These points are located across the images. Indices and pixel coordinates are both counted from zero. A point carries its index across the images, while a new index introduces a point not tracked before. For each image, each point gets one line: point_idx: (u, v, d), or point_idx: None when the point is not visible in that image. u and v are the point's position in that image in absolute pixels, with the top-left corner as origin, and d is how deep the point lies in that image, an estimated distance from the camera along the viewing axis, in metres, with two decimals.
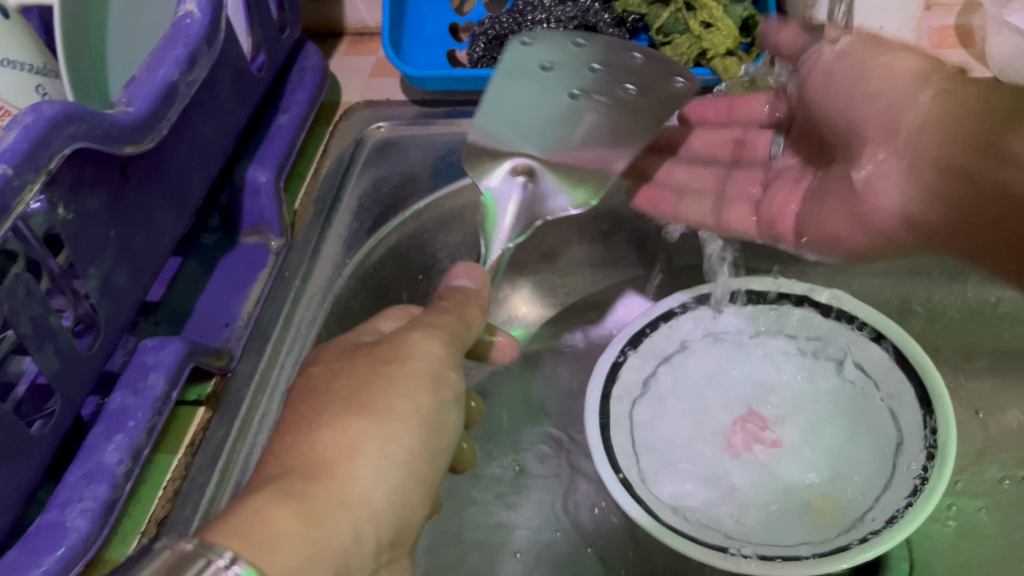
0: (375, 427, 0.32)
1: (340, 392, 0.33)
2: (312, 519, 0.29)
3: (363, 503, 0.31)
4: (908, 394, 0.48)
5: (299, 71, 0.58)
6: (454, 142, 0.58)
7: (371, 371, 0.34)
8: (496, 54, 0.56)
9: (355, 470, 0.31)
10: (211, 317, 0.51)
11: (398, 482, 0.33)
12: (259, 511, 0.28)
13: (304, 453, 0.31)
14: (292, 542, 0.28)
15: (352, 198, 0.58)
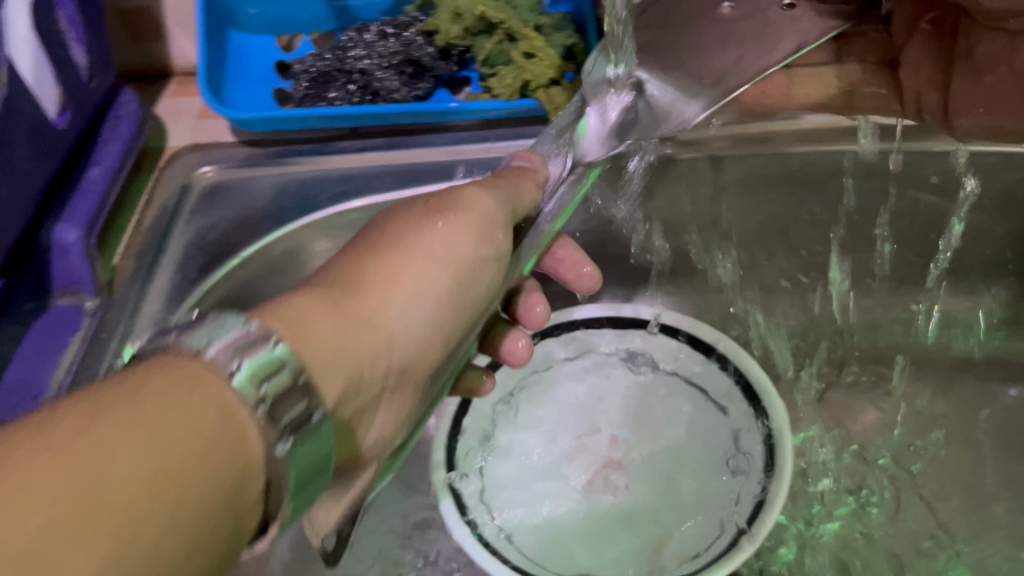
0: (422, 269, 0.31)
1: (398, 234, 0.32)
2: (343, 332, 0.27)
3: (386, 333, 0.29)
4: (749, 423, 0.46)
5: (114, 119, 0.54)
6: (287, 183, 0.57)
7: (424, 215, 0.33)
8: (321, 92, 0.54)
9: (386, 300, 0.30)
10: (16, 387, 0.44)
11: (425, 324, 0.31)
12: (297, 310, 0.27)
13: (353, 278, 0.30)
14: (316, 346, 0.26)
15: (176, 248, 0.53)
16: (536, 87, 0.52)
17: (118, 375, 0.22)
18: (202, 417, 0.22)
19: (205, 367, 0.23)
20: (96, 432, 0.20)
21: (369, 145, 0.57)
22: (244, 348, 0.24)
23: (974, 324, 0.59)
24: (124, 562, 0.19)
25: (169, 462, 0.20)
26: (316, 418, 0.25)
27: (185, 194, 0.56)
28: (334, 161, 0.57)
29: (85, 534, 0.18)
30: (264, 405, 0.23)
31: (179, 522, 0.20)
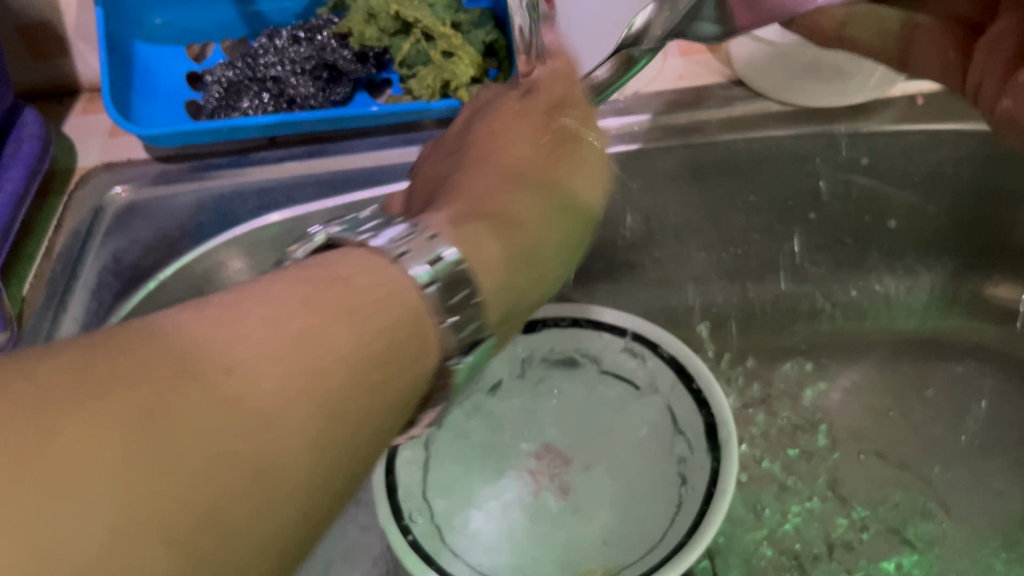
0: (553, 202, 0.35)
1: (534, 169, 0.36)
2: (501, 244, 0.31)
3: (539, 253, 0.33)
4: (700, 440, 0.44)
5: (15, 141, 0.51)
6: (204, 200, 0.54)
7: (529, 138, 0.37)
8: (233, 102, 0.52)
9: (535, 217, 0.34)
10: None
11: (563, 246, 0.35)
12: (459, 221, 0.30)
13: (492, 193, 0.34)
14: (484, 263, 0.30)
15: (91, 273, 0.51)
16: (456, 87, 0.51)
17: (307, 262, 0.25)
18: (385, 294, 0.24)
19: (381, 258, 0.26)
20: (309, 311, 0.22)
21: (289, 154, 0.55)
22: (416, 257, 0.26)
23: (914, 304, 0.60)
24: (319, 460, 0.21)
25: (363, 360, 0.22)
26: (483, 338, 0.28)
27: (98, 217, 0.53)
28: (252, 173, 0.54)
29: (303, 403, 0.21)
30: (435, 286, 0.25)
31: (372, 395, 0.23)
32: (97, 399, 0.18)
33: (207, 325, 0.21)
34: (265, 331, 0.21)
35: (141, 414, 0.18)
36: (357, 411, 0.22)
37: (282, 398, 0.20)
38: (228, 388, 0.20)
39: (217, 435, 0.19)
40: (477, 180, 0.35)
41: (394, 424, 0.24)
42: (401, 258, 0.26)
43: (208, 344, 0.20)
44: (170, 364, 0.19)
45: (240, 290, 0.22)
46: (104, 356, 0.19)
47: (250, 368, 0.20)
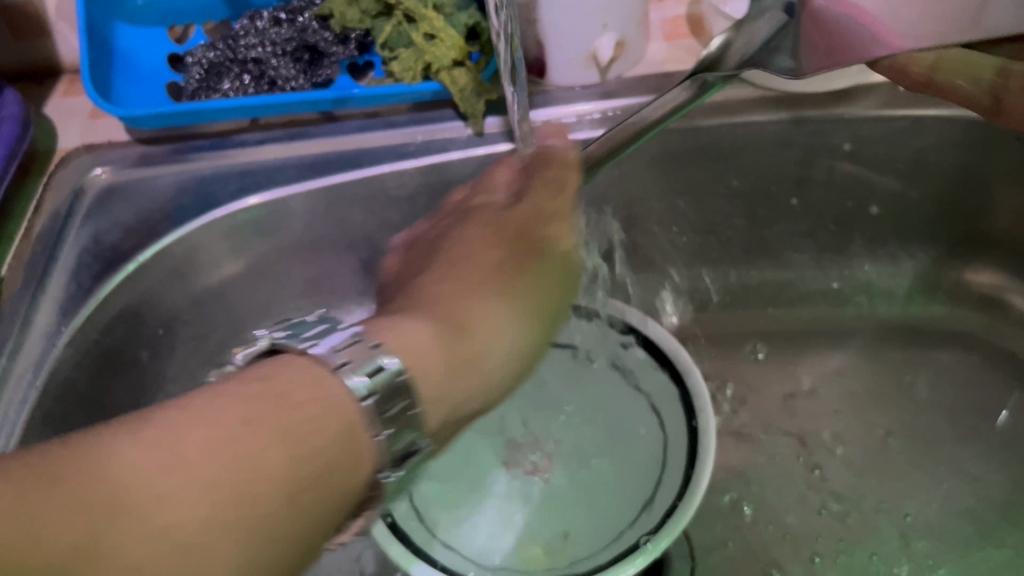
0: (505, 308, 0.33)
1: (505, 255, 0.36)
2: (454, 364, 0.30)
3: (486, 367, 0.31)
4: (677, 419, 0.45)
5: None
6: (185, 183, 0.54)
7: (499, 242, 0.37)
8: (214, 84, 0.52)
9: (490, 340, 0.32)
10: None
11: (515, 345, 0.33)
12: (420, 329, 0.30)
13: (454, 306, 0.32)
14: (432, 373, 0.29)
15: (70, 256, 0.50)
16: (438, 69, 0.51)
17: (256, 369, 0.26)
18: (333, 418, 0.26)
19: (323, 366, 0.27)
20: (248, 432, 0.24)
21: (270, 137, 0.54)
22: (361, 360, 0.27)
23: (896, 290, 0.60)
24: (257, 551, 0.23)
25: (299, 477, 0.24)
26: (419, 448, 0.28)
27: (79, 198, 0.53)
28: (233, 155, 0.54)
29: (231, 531, 0.23)
30: (373, 398, 0.26)
31: (300, 513, 0.24)
32: (53, 521, 0.21)
33: (154, 447, 0.23)
34: (207, 452, 0.23)
35: (75, 540, 0.21)
36: (291, 526, 0.24)
37: (211, 522, 0.23)
38: (159, 519, 0.22)
39: (153, 540, 0.22)
40: (434, 300, 0.33)
41: (325, 533, 0.26)
42: (342, 368, 0.27)
43: (160, 478, 0.22)
44: (101, 490, 0.22)
45: (184, 406, 0.24)
46: (47, 481, 0.21)
47: (187, 497, 0.22)
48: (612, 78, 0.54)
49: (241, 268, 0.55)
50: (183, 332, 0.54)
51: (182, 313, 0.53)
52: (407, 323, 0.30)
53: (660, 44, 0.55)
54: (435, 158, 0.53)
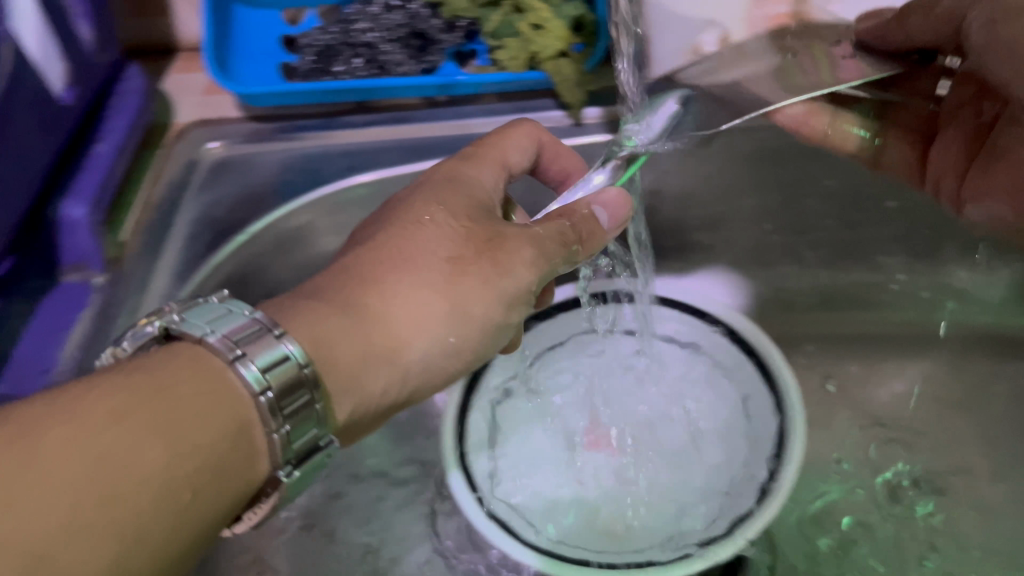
0: (438, 303, 0.34)
1: (451, 256, 0.35)
2: (357, 363, 0.32)
3: (404, 365, 0.34)
4: (766, 424, 0.46)
5: (119, 94, 0.54)
6: (293, 159, 0.56)
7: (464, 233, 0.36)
8: (327, 65, 0.54)
9: (409, 341, 0.34)
10: (30, 362, 0.45)
11: (450, 348, 0.35)
12: (331, 326, 0.31)
13: (380, 303, 0.33)
14: (335, 368, 0.31)
15: (184, 225, 0.53)
16: (544, 59, 0.52)
17: (154, 356, 0.27)
18: (220, 425, 0.26)
19: (218, 358, 0.28)
20: (126, 428, 0.24)
21: (375, 120, 0.56)
22: (257, 352, 0.28)
23: (990, 298, 0.59)
24: (127, 553, 0.23)
25: (174, 480, 0.25)
26: (325, 443, 0.30)
27: (193, 170, 0.56)
28: (339, 135, 0.56)
29: (90, 535, 0.23)
30: (268, 395, 0.27)
31: (177, 513, 0.25)
32: None
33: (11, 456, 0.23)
34: (65, 456, 0.23)
35: None
36: (165, 526, 0.24)
37: (72, 524, 0.22)
38: (11, 523, 0.22)
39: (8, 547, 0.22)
40: (354, 285, 0.34)
41: (196, 540, 0.26)
42: (236, 360, 0.27)
43: (12, 479, 0.22)
44: None
45: (60, 406, 0.25)
46: None
47: (34, 500, 0.22)
48: None
49: None
50: None
51: None
52: (304, 306, 0.32)
53: None
54: None
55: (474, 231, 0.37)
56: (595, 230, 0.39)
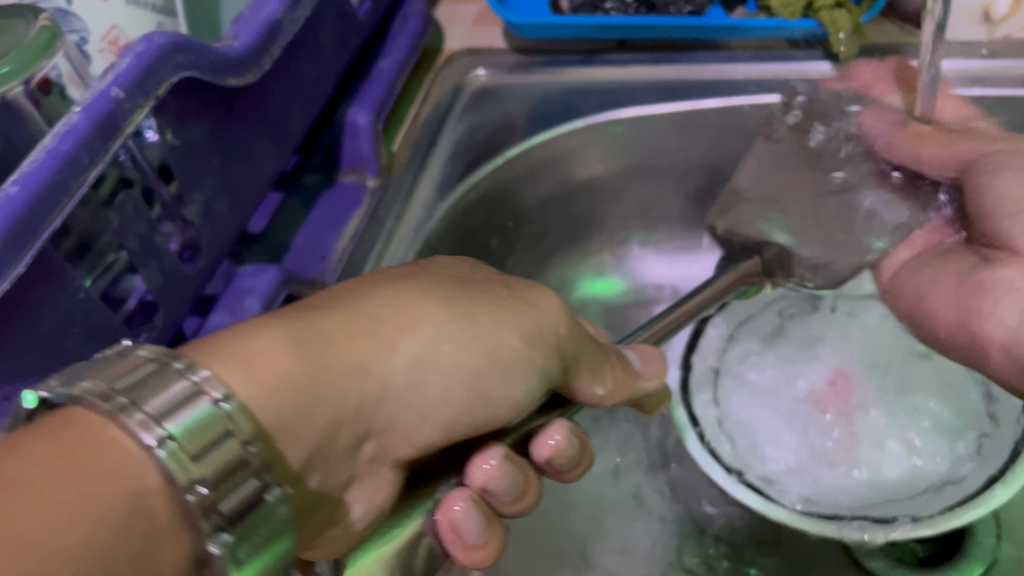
0: (439, 319, 0.33)
1: (431, 290, 0.35)
2: (306, 381, 0.29)
3: (372, 384, 0.32)
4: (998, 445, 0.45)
5: (403, 17, 0.58)
6: (553, 91, 0.58)
7: (467, 300, 0.35)
8: (599, 1, 0.56)
9: (388, 363, 0.32)
10: (308, 249, 0.49)
11: (415, 384, 0.33)
12: (274, 350, 0.29)
13: (346, 334, 0.31)
14: (274, 393, 0.29)
15: (448, 143, 0.57)
16: (820, 7, 0.51)
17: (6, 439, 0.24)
18: (108, 505, 0.23)
19: (96, 413, 0.24)
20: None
21: (636, 59, 0.58)
22: (153, 396, 0.24)
23: None
24: None
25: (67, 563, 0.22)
26: (267, 498, 0.26)
27: (458, 94, 0.59)
28: (600, 72, 0.58)
29: None
30: (170, 452, 0.24)
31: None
32: None
33: None
34: None
35: None
36: None
37: None
38: None
39: None
40: (339, 312, 0.32)
41: None
42: (119, 412, 0.24)
43: None
44: None
45: None
46: None
47: None
48: (999, 37, 0.52)
49: (588, 176, 0.59)
50: (528, 228, 0.59)
51: (530, 211, 0.59)
52: (267, 328, 0.30)
53: None
54: (794, 96, 0.54)
55: (461, 287, 0.36)
56: (625, 365, 0.40)
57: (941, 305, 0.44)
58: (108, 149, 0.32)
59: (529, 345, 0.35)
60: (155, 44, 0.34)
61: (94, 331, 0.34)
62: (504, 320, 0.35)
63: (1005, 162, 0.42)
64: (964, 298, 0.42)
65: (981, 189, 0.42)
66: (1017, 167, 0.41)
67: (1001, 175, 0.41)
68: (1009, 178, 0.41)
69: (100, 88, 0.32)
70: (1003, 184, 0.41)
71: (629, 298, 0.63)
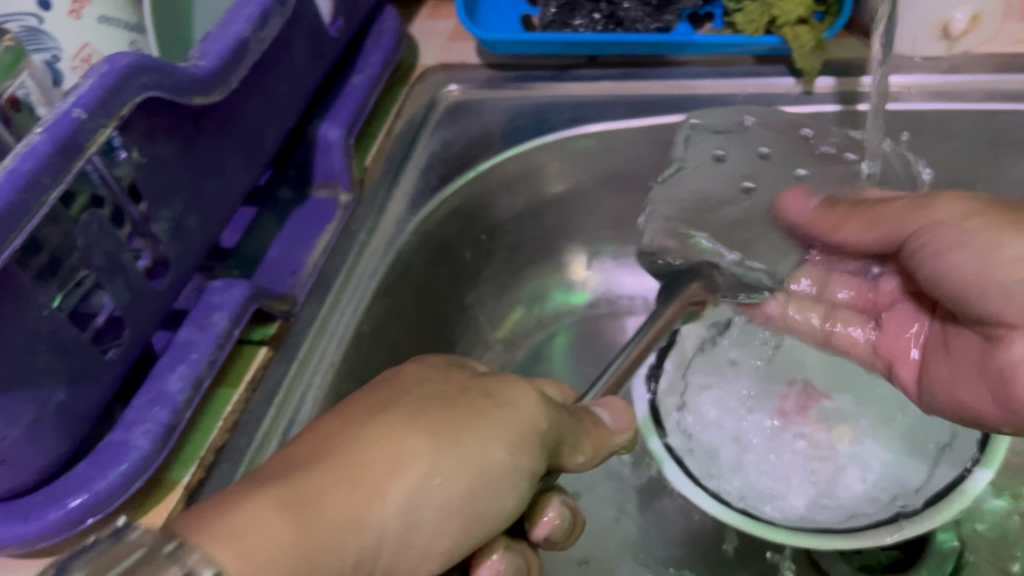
0: (429, 450, 0.30)
1: (409, 415, 0.31)
2: (298, 536, 0.26)
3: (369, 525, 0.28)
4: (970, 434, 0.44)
5: (377, 33, 0.59)
6: (524, 107, 0.59)
7: (447, 415, 0.32)
8: (568, 18, 0.57)
9: (381, 502, 0.29)
10: (280, 264, 0.50)
11: (412, 519, 0.29)
12: (257, 515, 0.26)
13: (330, 479, 0.28)
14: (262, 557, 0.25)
15: (421, 157, 0.57)
16: (782, 24, 0.52)
17: None
18: None
19: None
20: None
21: (605, 75, 0.59)
22: None
23: None
24: None
25: None
26: None
27: (432, 109, 0.60)
28: (570, 87, 0.59)
29: None
30: None
31: None
32: None
33: None
34: None
35: None
36: None
37: None
38: None
39: None
40: (322, 466, 0.29)
41: None
42: None
43: None
44: None
45: None
46: None
47: None
48: (959, 53, 0.53)
49: (560, 189, 0.60)
50: (502, 241, 0.60)
51: (503, 224, 0.59)
52: (252, 499, 0.26)
53: None
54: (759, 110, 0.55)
55: (442, 398, 0.33)
56: (599, 424, 0.37)
57: (983, 403, 0.39)
58: (70, 168, 0.32)
59: (517, 454, 0.32)
60: (118, 65, 0.34)
61: (62, 347, 0.35)
62: (490, 430, 0.32)
63: (948, 237, 0.38)
64: (996, 391, 0.38)
65: (939, 270, 0.39)
66: (963, 244, 0.37)
67: (945, 259, 0.38)
68: (965, 258, 0.37)
69: (62, 110, 0.33)
70: (956, 267, 0.38)
71: (602, 310, 0.64)
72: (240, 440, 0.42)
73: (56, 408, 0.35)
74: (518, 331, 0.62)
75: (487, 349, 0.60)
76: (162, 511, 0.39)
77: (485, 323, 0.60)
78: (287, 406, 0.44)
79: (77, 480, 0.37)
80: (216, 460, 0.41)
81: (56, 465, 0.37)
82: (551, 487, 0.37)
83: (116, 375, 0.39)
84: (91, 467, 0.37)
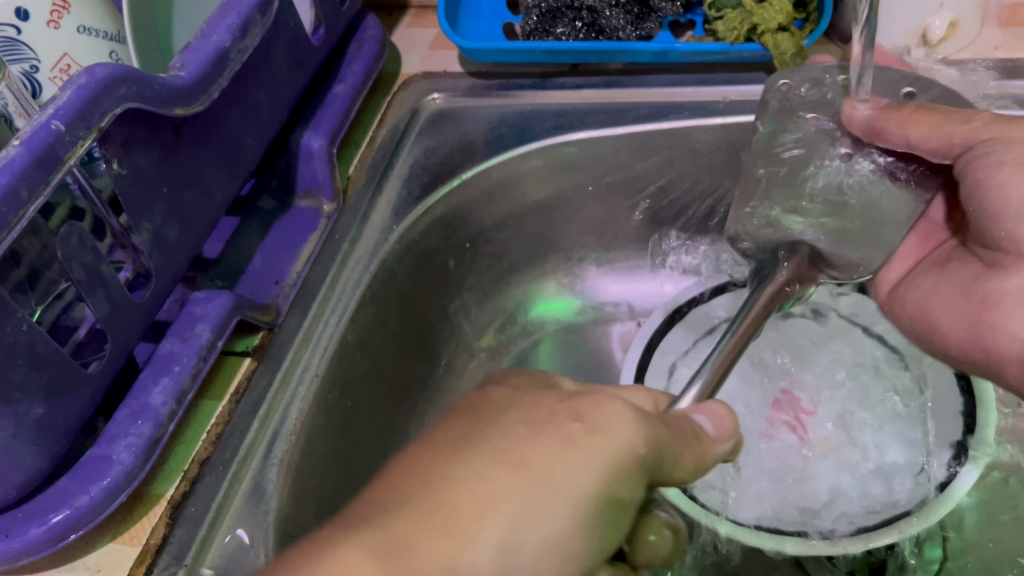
0: (519, 482, 0.25)
1: (496, 445, 0.26)
2: None
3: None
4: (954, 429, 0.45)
5: (358, 42, 0.59)
6: (506, 115, 0.59)
7: (540, 440, 0.26)
8: (549, 26, 0.57)
9: (478, 543, 0.23)
10: (263, 274, 0.50)
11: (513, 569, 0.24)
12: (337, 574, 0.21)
13: (420, 517, 0.23)
14: None
15: (404, 165, 0.57)
16: (763, 31, 0.52)
17: None
18: None
19: None
20: None
21: (587, 83, 0.59)
22: None
23: None
24: None
25: None
26: None
27: (415, 117, 0.60)
28: (552, 95, 0.59)
29: None
30: None
31: None
32: None
33: None
34: None
35: None
36: None
37: None
38: None
39: None
40: (404, 512, 0.23)
41: None
42: None
43: None
44: None
45: None
46: None
47: None
48: (937, 59, 0.54)
49: (544, 196, 0.60)
50: (486, 248, 0.60)
51: (487, 231, 0.59)
52: (342, 545, 0.22)
53: (994, 29, 0.55)
54: (739, 118, 0.55)
55: (523, 420, 0.27)
56: (701, 434, 0.31)
57: (950, 318, 0.42)
58: (48, 181, 0.32)
59: (611, 481, 0.27)
60: (97, 76, 0.34)
61: (39, 361, 0.34)
62: (579, 458, 0.26)
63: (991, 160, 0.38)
64: (971, 314, 0.40)
65: (987, 186, 0.39)
66: (1001, 167, 0.38)
67: (1000, 174, 0.38)
68: (1002, 180, 0.38)
69: (40, 121, 0.32)
70: (1007, 188, 0.38)
71: (586, 317, 0.64)
72: (223, 452, 0.42)
73: (34, 423, 0.35)
74: (503, 338, 0.62)
75: (472, 357, 0.60)
76: (144, 527, 0.39)
77: (469, 331, 0.60)
78: (271, 418, 0.44)
79: (58, 495, 0.36)
80: (199, 472, 0.41)
81: (37, 480, 0.37)
82: (649, 504, 0.31)
83: (97, 389, 0.39)
84: (73, 482, 0.37)
